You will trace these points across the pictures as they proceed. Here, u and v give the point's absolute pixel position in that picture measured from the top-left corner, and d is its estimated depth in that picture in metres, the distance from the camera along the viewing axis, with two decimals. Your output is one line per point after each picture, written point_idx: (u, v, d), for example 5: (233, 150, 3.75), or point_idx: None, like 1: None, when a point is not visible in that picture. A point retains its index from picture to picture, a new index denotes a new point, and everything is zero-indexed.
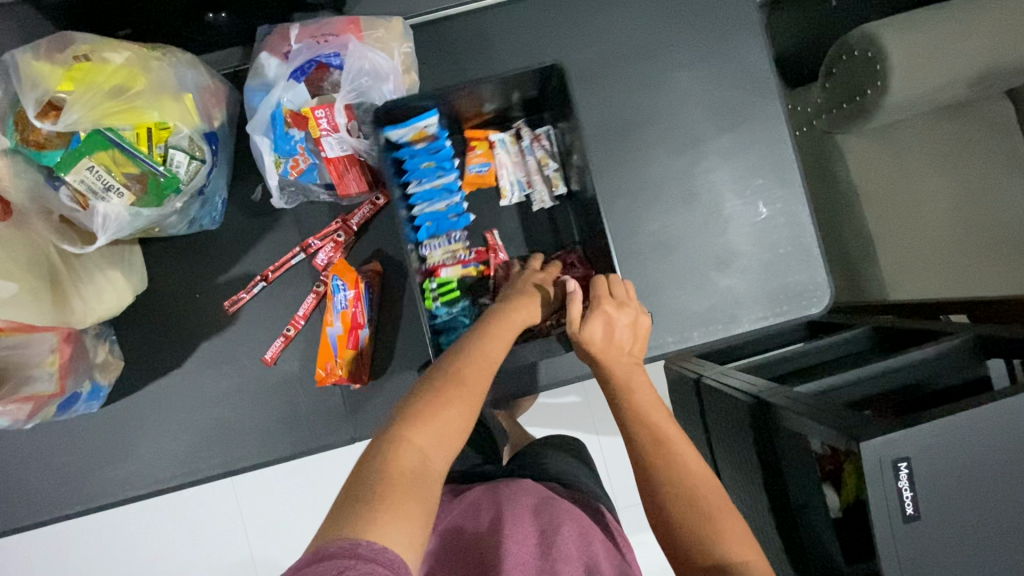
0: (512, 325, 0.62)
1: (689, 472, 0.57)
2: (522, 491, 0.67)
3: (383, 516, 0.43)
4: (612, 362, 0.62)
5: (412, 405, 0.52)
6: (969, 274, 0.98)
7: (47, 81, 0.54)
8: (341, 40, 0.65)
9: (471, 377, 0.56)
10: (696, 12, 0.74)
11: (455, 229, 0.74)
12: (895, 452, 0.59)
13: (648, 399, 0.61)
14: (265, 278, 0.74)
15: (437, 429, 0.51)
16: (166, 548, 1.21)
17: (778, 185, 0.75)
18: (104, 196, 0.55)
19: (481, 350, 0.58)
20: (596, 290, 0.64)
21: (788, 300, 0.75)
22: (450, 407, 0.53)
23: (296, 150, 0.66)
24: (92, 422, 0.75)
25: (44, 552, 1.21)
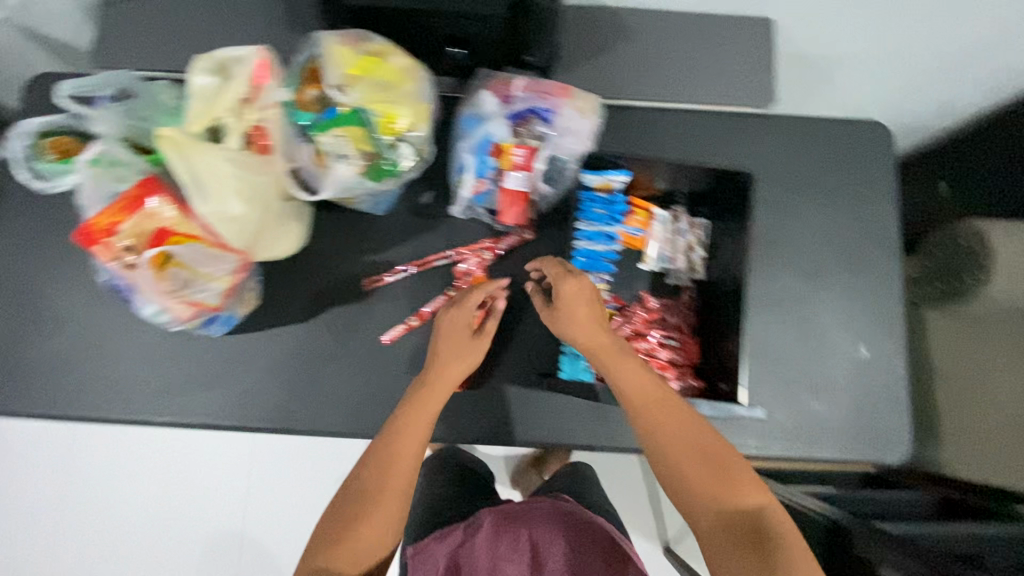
0: (434, 399, 0.70)
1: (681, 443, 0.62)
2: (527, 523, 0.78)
3: None
4: (603, 334, 0.68)
5: (333, 524, 0.63)
6: None
7: (331, 60, 0.65)
8: (553, 102, 0.76)
9: (387, 480, 0.65)
10: (843, 166, 0.84)
11: (604, 271, 0.80)
12: None
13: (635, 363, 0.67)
14: (414, 268, 0.83)
15: (356, 554, 0.61)
16: (185, 490, 1.25)
17: (883, 333, 0.81)
18: (340, 161, 0.65)
19: (398, 448, 0.67)
20: (568, 271, 0.70)
21: (868, 441, 0.79)
22: (369, 516, 0.63)
23: (484, 175, 0.76)
24: (211, 346, 0.81)
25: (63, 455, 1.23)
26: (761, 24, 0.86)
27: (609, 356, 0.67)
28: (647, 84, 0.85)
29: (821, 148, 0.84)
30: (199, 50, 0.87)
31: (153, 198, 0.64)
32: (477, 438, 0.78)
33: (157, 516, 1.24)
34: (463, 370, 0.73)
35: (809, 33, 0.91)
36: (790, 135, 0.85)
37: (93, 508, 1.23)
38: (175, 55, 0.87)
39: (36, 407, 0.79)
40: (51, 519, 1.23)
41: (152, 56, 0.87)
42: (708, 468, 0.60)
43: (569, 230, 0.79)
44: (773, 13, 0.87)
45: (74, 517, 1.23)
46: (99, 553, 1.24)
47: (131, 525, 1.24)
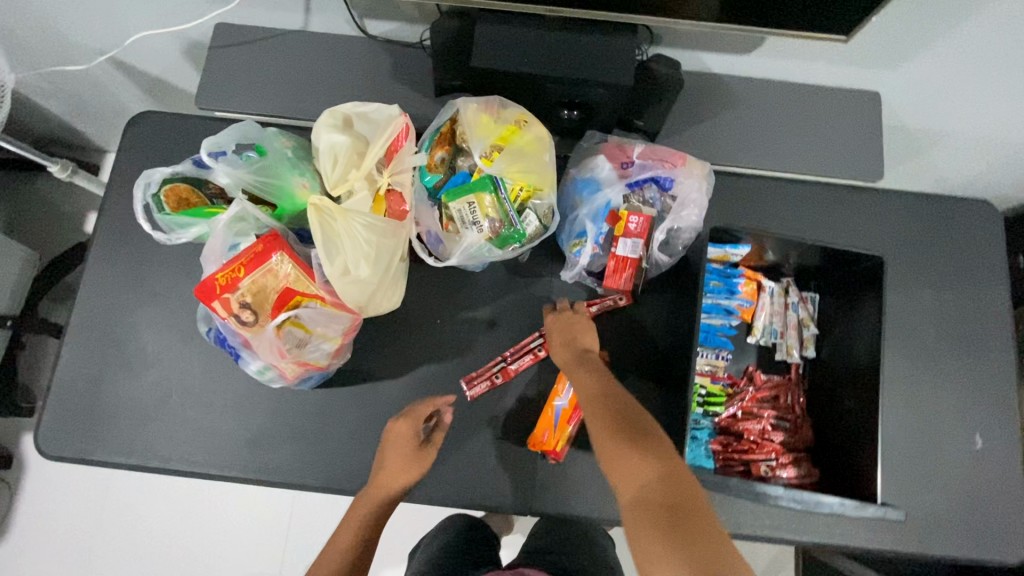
0: (375, 506, 0.73)
1: (631, 465, 0.59)
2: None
3: None
4: (572, 361, 0.70)
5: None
6: None
7: (467, 125, 0.64)
8: (672, 171, 0.74)
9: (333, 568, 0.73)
10: (952, 245, 0.82)
11: (722, 346, 0.77)
12: None
13: (602, 387, 0.66)
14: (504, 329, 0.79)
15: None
16: (233, 528, 1.23)
17: (998, 423, 0.78)
18: (468, 228, 0.63)
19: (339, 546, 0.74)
20: (561, 317, 0.73)
21: (985, 539, 0.75)
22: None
23: (597, 240, 0.74)
24: (300, 399, 0.78)
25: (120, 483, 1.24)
26: (871, 96, 0.85)
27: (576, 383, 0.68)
28: (754, 154, 0.84)
29: (928, 226, 0.83)
30: (303, 92, 0.86)
31: (275, 255, 0.62)
32: (575, 511, 0.75)
33: (200, 552, 1.22)
34: (399, 484, 0.72)
35: (913, 106, 0.90)
36: (897, 211, 0.83)
37: (139, 542, 1.22)
38: (279, 96, 0.86)
39: (120, 451, 0.77)
40: (95, 551, 1.22)
41: (255, 96, 0.86)
42: (644, 488, 0.57)
43: (682, 299, 0.77)
44: (883, 87, 0.86)
45: (118, 551, 1.22)
46: None
47: (173, 562, 1.21)
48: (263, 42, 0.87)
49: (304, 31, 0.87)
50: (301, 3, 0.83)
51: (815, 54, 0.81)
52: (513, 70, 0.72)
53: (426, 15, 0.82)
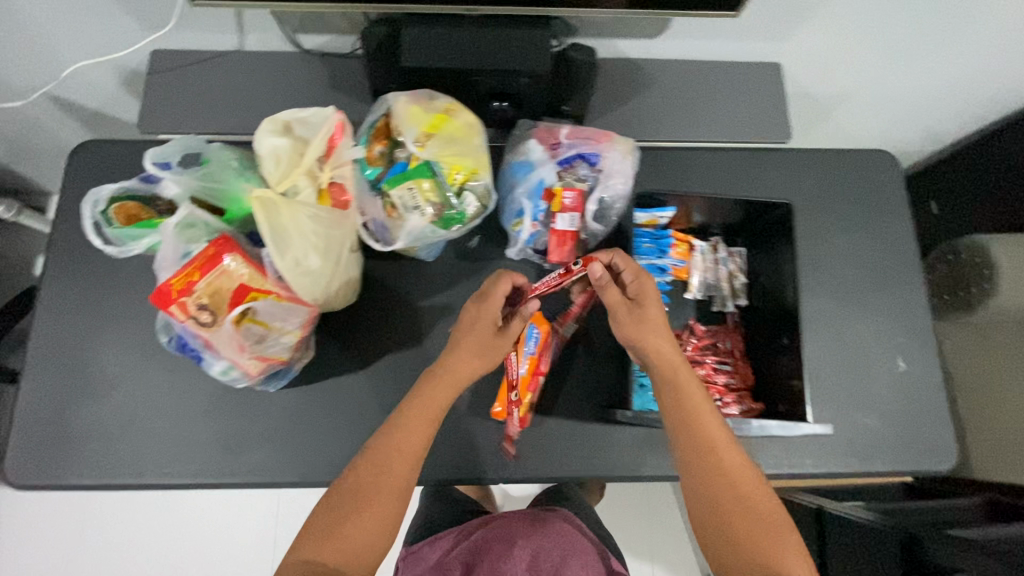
0: (443, 395, 0.71)
1: (727, 507, 0.66)
2: (546, 532, 0.82)
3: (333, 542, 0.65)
4: (673, 379, 0.70)
5: (333, 517, 0.66)
6: None
7: (403, 119, 0.68)
8: (599, 147, 0.80)
9: (380, 477, 0.68)
10: (859, 192, 0.91)
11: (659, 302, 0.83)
12: None
13: (708, 420, 0.68)
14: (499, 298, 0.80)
15: (349, 544, 0.65)
16: (224, 548, 1.25)
17: (917, 346, 0.86)
18: (411, 213, 0.67)
19: (400, 441, 0.69)
20: (655, 325, 0.71)
21: (918, 452, 0.82)
22: (372, 502, 0.67)
23: (536, 218, 0.80)
24: (269, 401, 0.80)
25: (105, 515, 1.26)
26: (772, 67, 0.94)
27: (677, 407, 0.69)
28: (674, 127, 0.91)
29: (835, 177, 0.91)
30: (244, 108, 0.90)
31: (229, 256, 0.64)
32: (545, 475, 0.78)
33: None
34: (478, 367, 0.73)
35: (811, 74, 1.00)
36: (807, 166, 0.91)
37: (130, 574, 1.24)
38: (221, 114, 0.89)
39: (89, 475, 0.77)
40: None
41: (198, 115, 0.89)
42: (737, 528, 0.65)
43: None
44: (782, 58, 0.95)
45: None
46: None
47: None
48: (201, 65, 0.90)
49: (239, 51, 0.91)
50: (234, 24, 0.87)
51: (717, 33, 0.89)
52: (439, 67, 0.77)
53: (356, 25, 0.87)
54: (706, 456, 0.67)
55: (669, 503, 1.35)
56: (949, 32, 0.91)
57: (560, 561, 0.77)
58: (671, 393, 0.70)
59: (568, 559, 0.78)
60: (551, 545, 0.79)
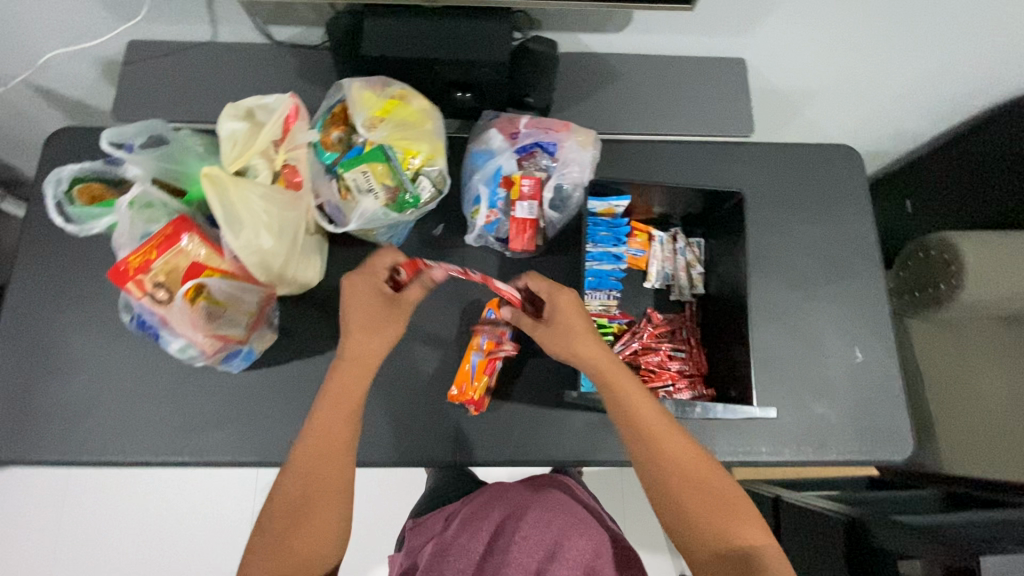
0: (356, 380, 0.70)
1: (693, 503, 0.64)
2: (552, 510, 0.81)
3: (278, 559, 0.64)
4: (613, 385, 0.67)
5: (282, 526, 0.65)
6: (1005, 454, 1.04)
7: (360, 105, 0.70)
8: (557, 136, 0.82)
9: (314, 484, 0.66)
10: (819, 184, 0.92)
11: (613, 288, 0.85)
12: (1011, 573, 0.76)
13: (655, 420, 0.66)
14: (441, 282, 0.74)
15: (303, 550, 0.64)
16: (205, 529, 1.30)
17: (874, 337, 0.86)
18: (365, 195, 0.69)
19: (320, 437, 0.67)
20: (586, 331, 0.69)
21: (873, 441, 0.82)
22: (315, 506, 0.66)
23: (495, 205, 0.81)
24: (232, 383, 0.82)
25: (88, 495, 1.31)
26: (736, 63, 0.96)
27: (624, 413, 0.67)
28: (636, 119, 0.93)
29: (797, 169, 0.92)
30: (216, 98, 0.92)
31: (185, 236, 0.66)
32: (501, 459, 0.79)
33: (176, 554, 1.29)
34: (380, 343, 0.71)
35: (777, 70, 1.02)
36: (769, 159, 0.93)
37: (115, 552, 1.29)
38: (193, 103, 0.91)
39: (54, 451, 0.79)
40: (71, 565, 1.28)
41: (171, 104, 0.91)
42: (707, 522, 0.63)
43: (578, 254, 0.84)
44: (746, 53, 0.96)
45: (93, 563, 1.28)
46: None
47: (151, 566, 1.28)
48: (174, 55, 0.92)
49: (213, 43, 0.93)
50: (206, 15, 0.89)
51: (678, 28, 0.91)
52: (400, 56, 0.79)
53: (324, 17, 0.90)
54: (663, 457, 0.65)
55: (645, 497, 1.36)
56: (910, 28, 0.92)
57: (560, 533, 0.77)
58: (616, 402, 0.67)
59: (568, 531, 0.78)
60: (549, 516, 0.79)
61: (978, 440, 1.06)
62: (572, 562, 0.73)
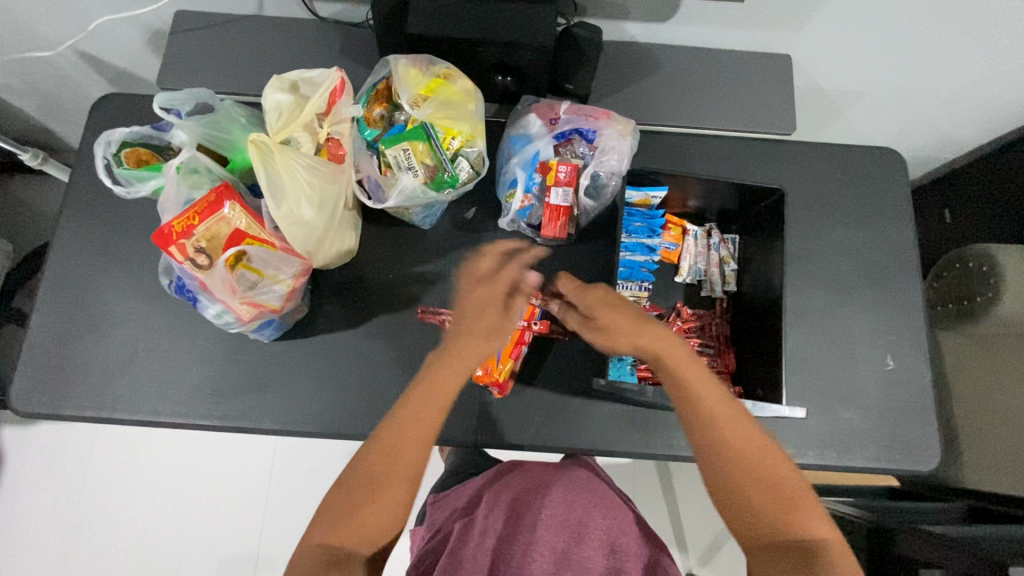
0: (449, 373, 0.71)
1: (761, 496, 0.64)
2: (572, 485, 0.84)
3: (345, 531, 0.66)
4: (678, 376, 0.67)
5: (349, 499, 0.67)
6: None
7: (405, 82, 0.70)
8: (597, 124, 0.82)
9: (392, 468, 0.68)
10: (861, 187, 0.90)
11: (645, 280, 0.85)
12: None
13: (722, 413, 0.66)
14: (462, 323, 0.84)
15: (366, 527, 0.66)
16: (223, 494, 1.34)
17: (907, 345, 0.85)
18: (404, 172, 0.70)
19: (403, 424, 0.69)
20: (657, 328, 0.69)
21: (898, 449, 0.81)
22: (386, 488, 0.67)
23: (531, 189, 0.81)
24: (262, 352, 0.83)
25: (112, 454, 1.35)
26: (783, 59, 0.94)
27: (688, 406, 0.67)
28: (676, 112, 0.92)
29: (838, 171, 0.91)
30: (260, 71, 0.93)
31: (227, 204, 0.67)
32: (522, 442, 0.80)
33: (193, 517, 1.33)
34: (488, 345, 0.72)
35: (824, 69, 0.99)
36: (810, 159, 0.91)
37: (135, 511, 1.33)
38: (237, 75, 0.92)
39: (88, 406, 0.81)
40: (94, 520, 1.32)
41: (216, 75, 0.92)
42: (775, 517, 0.63)
43: (612, 244, 0.84)
44: (793, 49, 0.94)
45: (115, 519, 1.32)
46: (133, 556, 1.31)
47: (169, 526, 1.32)
48: (220, 26, 0.93)
49: (258, 16, 0.94)
50: None
51: (727, 21, 0.89)
52: (444, 35, 0.79)
53: None
54: (728, 449, 0.65)
55: (656, 494, 1.35)
56: (968, 33, 0.89)
57: (584, 513, 0.80)
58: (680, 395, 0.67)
59: (591, 509, 0.81)
60: (572, 495, 0.82)
61: (1005, 457, 1.04)
62: (598, 541, 0.77)
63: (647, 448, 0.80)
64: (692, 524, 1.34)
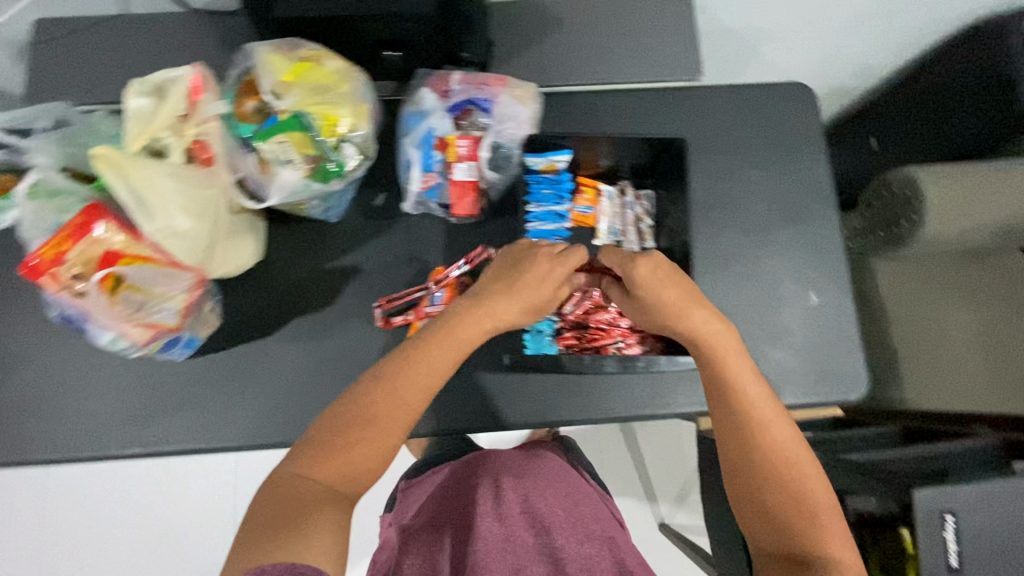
0: (468, 331, 0.68)
1: (780, 504, 0.61)
2: (545, 482, 0.84)
3: (331, 466, 0.61)
4: (722, 369, 0.64)
5: (337, 433, 0.62)
6: (964, 384, 1.06)
7: (272, 70, 0.66)
8: (492, 90, 0.79)
9: (388, 412, 0.63)
10: (772, 126, 0.89)
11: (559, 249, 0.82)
12: (945, 504, 0.76)
13: (767, 413, 0.63)
14: (384, 305, 0.82)
15: (352, 465, 0.61)
16: (190, 513, 1.32)
17: (828, 279, 0.85)
18: (284, 166, 0.66)
19: (417, 370, 0.65)
20: (712, 326, 0.65)
21: (828, 382, 0.82)
22: (379, 429, 0.63)
23: (432, 168, 0.77)
24: (176, 371, 0.80)
25: (71, 490, 1.32)
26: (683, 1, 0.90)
27: (727, 401, 0.64)
28: (579, 69, 0.88)
29: (749, 111, 0.89)
30: (132, 75, 0.86)
31: (100, 225, 0.61)
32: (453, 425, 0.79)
33: (163, 540, 1.31)
34: (520, 314, 0.70)
35: (728, 8, 0.96)
36: (720, 102, 0.89)
37: (103, 542, 1.31)
38: (110, 82, 0.86)
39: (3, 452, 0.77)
40: (62, 557, 1.30)
41: (84, 86, 0.86)
42: (785, 523, 0.61)
43: (519, 218, 0.82)
44: None
45: (83, 553, 1.30)
46: None
47: (140, 553, 1.30)
48: (83, 31, 0.86)
49: (121, 16, 0.87)
50: None
51: None
52: (315, 14, 0.73)
53: None
54: (758, 449, 0.62)
55: (622, 453, 1.36)
56: None
57: (557, 508, 0.81)
58: (718, 387, 0.64)
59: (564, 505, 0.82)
60: (543, 488, 0.83)
61: (942, 375, 1.06)
62: (567, 531, 0.77)
63: (583, 415, 0.78)
64: (660, 478, 1.37)
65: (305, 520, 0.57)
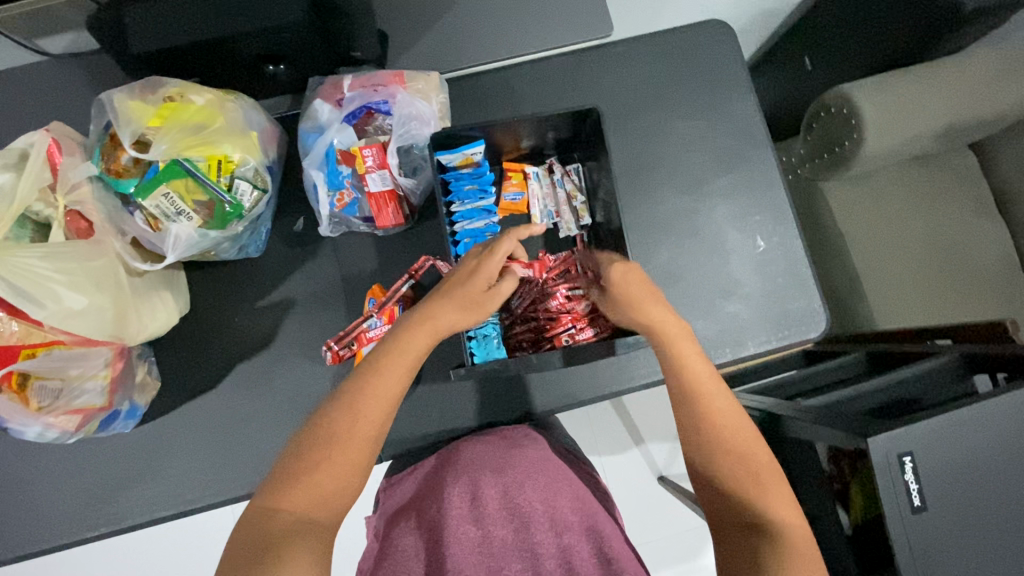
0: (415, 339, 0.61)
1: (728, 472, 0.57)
2: (525, 472, 0.72)
3: (296, 491, 0.53)
4: (670, 352, 0.60)
5: (300, 456, 0.55)
6: (917, 295, 1.07)
7: (138, 118, 0.61)
8: (389, 90, 0.74)
9: (338, 431, 0.56)
10: (694, 71, 0.85)
11: None
12: (898, 447, 0.63)
13: (714, 391, 0.59)
14: (338, 345, 0.74)
15: (321, 488, 0.54)
16: (188, 569, 1.27)
17: (774, 220, 0.83)
18: (175, 219, 0.61)
19: (375, 385, 0.58)
20: (656, 314, 0.61)
21: (789, 325, 0.80)
22: (342, 445, 0.55)
23: (343, 185, 0.73)
24: (125, 443, 0.76)
25: (63, 568, 1.28)
26: None
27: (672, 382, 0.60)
28: (482, 46, 0.83)
29: (667, 60, 0.84)
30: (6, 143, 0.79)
31: None
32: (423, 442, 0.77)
33: None
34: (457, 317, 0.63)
35: None
36: (636, 56, 0.84)
37: None
38: None
39: None
40: None
41: None
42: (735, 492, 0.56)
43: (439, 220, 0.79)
44: None
45: None
46: None
47: None
48: None
49: None
50: None
51: None
52: (176, 43, 0.67)
53: None
54: (707, 426, 0.58)
55: (612, 420, 1.36)
56: None
57: (539, 500, 0.69)
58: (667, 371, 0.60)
59: (548, 497, 0.70)
60: (526, 477, 0.71)
61: (898, 290, 1.08)
62: (549, 528, 0.67)
63: (546, 406, 0.78)
64: (654, 436, 1.36)
65: (278, 555, 0.49)
